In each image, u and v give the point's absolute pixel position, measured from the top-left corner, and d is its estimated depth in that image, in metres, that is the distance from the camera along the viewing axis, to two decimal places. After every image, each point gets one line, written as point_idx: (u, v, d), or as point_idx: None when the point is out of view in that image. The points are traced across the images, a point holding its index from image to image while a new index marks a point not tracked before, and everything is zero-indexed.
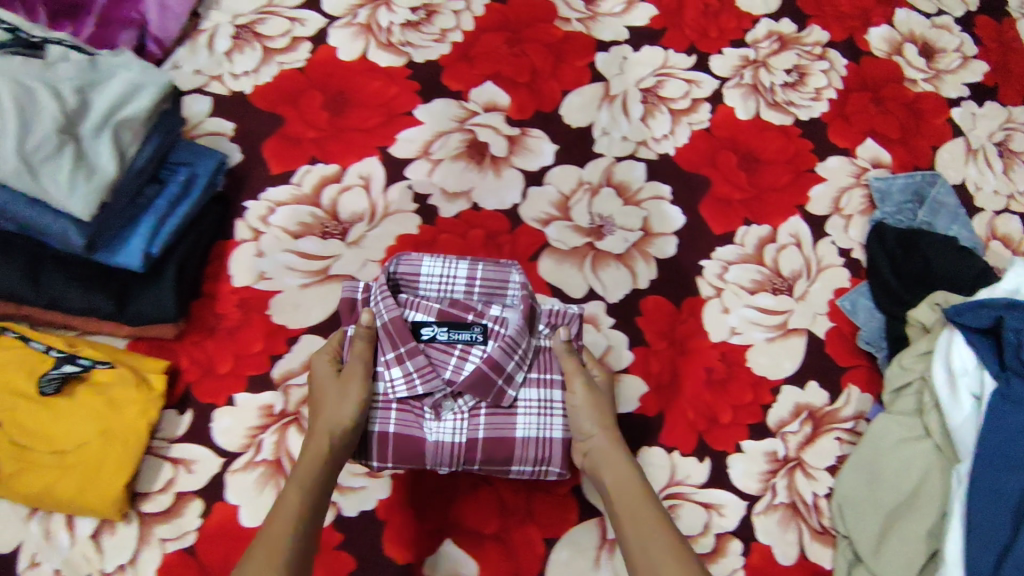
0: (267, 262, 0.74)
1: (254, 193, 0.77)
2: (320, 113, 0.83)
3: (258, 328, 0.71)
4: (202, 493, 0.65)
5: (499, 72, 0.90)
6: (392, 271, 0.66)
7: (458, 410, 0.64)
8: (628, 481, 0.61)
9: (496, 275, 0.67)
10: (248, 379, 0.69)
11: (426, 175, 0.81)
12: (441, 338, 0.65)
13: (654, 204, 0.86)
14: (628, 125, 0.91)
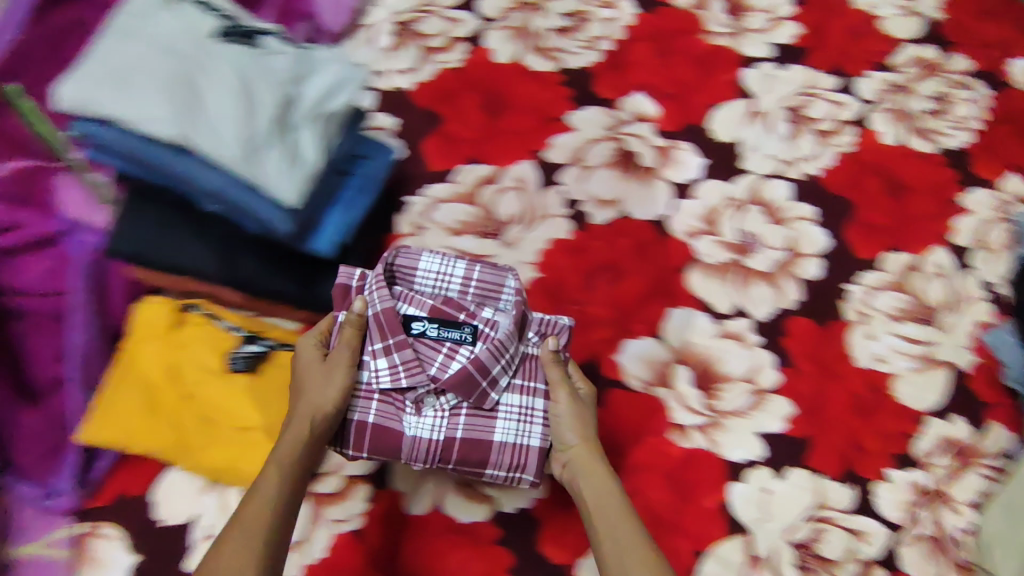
0: None
1: (417, 189, 0.81)
2: (478, 113, 0.86)
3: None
4: (368, 478, 0.70)
5: (649, 83, 0.91)
6: (390, 260, 0.65)
7: (439, 406, 0.62)
8: (601, 497, 0.60)
9: (492, 278, 0.65)
10: None
11: (579, 181, 0.84)
12: (431, 334, 0.64)
13: (800, 225, 0.87)
14: (774, 143, 0.91)
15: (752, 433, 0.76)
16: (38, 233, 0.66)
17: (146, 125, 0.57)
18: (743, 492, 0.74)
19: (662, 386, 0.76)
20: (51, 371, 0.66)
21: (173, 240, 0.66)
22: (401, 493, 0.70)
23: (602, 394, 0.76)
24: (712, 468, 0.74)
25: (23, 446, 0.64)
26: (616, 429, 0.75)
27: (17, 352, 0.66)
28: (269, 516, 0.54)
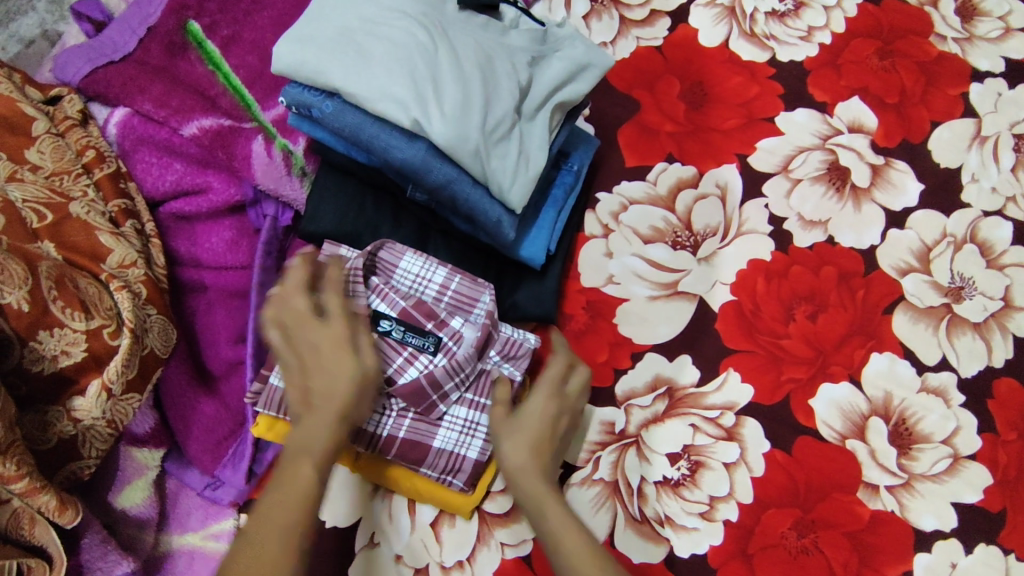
0: (617, 265, 0.72)
1: (608, 185, 0.74)
2: (678, 104, 0.78)
3: (604, 337, 0.70)
4: None
5: (868, 88, 0.82)
6: (372, 252, 0.59)
7: (387, 405, 0.58)
8: (555, 514, 0.51)
9: (470, 292, 0.59)
10: (592, 390, 0.68)
11: (784, 196, 0.76)
12: (395, 336, 0.58)
13: (1019, 272, 0.78)
14: (998, 175, 0.81)
15: (946, 502, 0.69)
16: (225, 200, 0.59)
17: (381, 105, 0.51)
18: (930, 564, 0.67)
19: (857, 439, 0.69)
20: (229, 354, 0.59)
21: (367, 225, 0.60)
22: None
23: (791, 442, 0.68)
24: (900, 534, 0.67)
25: (196, 432, 0.58)
26: (798, 479, 0.67)
27: (193, 327, 0.60)
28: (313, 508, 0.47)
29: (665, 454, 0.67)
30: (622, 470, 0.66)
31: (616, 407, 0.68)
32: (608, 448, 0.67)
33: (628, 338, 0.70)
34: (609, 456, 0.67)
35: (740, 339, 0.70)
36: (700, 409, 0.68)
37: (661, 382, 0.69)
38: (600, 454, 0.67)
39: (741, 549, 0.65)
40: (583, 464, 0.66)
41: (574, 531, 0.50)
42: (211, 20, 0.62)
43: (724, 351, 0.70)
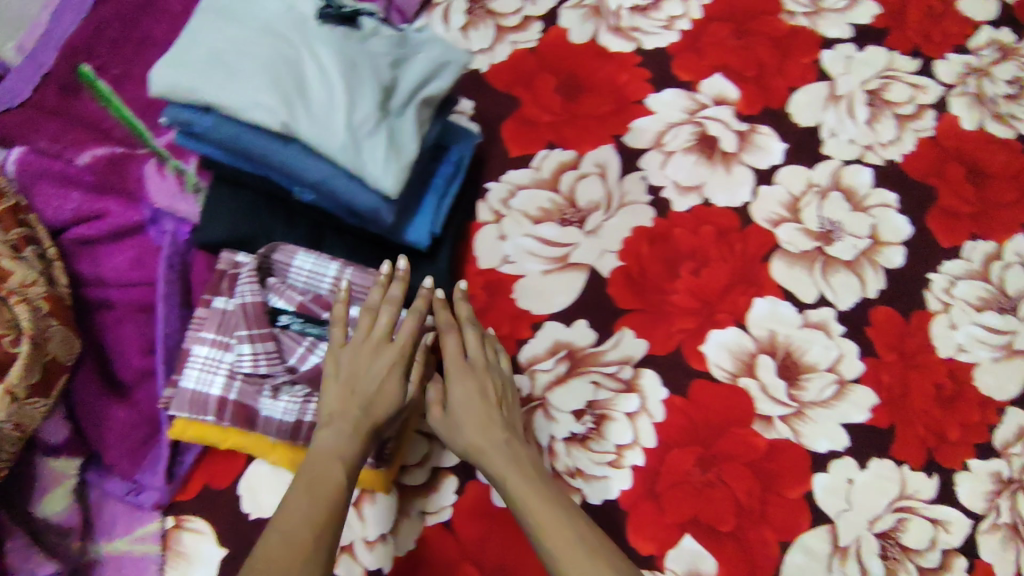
0: (510, 246, 0.78)
1: (495, 175, 0.81)
2: (554, 97, 0.85)
3: (505, 311, 0.75)
4: (456, 470, 0.67)
5: (729, 64, 0.90)
6: (265, 255, 0.62)
7: (294, 393, 0.60)
8: (526, 487, 0.55)
9: (363, 281, 0.64)
10: None
11: (659, 167, 0.83)
12: (296, 328, 0.62)
13: (881, 211, 0.86)
14: (854, 128, 0.90)
15: (836, 425, 0.75)
16: (123, 222, 0.65)
17: (252, 114, 0.56)
18: (828, 483, 0.73)
19: (748, 377, 0.75)
20: (140, 363, 0.64)
21: (262, 229, 0.65)
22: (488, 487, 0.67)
23: (687, 385, 0.74)
24: (797, 458, 0.73)
25: (112, 440, 0.62)
26: (698, 419, 0.73)
27: (102, 340, 0.64)
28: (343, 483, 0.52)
29: (570, 412, 0.72)
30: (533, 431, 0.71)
31: (521, 373, 0.73)
32: None
33: (527, 311, 0.75)
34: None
35: (630, 300, 0.76)
36: (600, 366, 0.73)
37: (561, 346, 0.74)
38: None
39: (649, 489, 0.70)
40: None
41: (541, 495, 0.54)
42: (102, 62, 0.71)
43: (618, 312, 0.76)
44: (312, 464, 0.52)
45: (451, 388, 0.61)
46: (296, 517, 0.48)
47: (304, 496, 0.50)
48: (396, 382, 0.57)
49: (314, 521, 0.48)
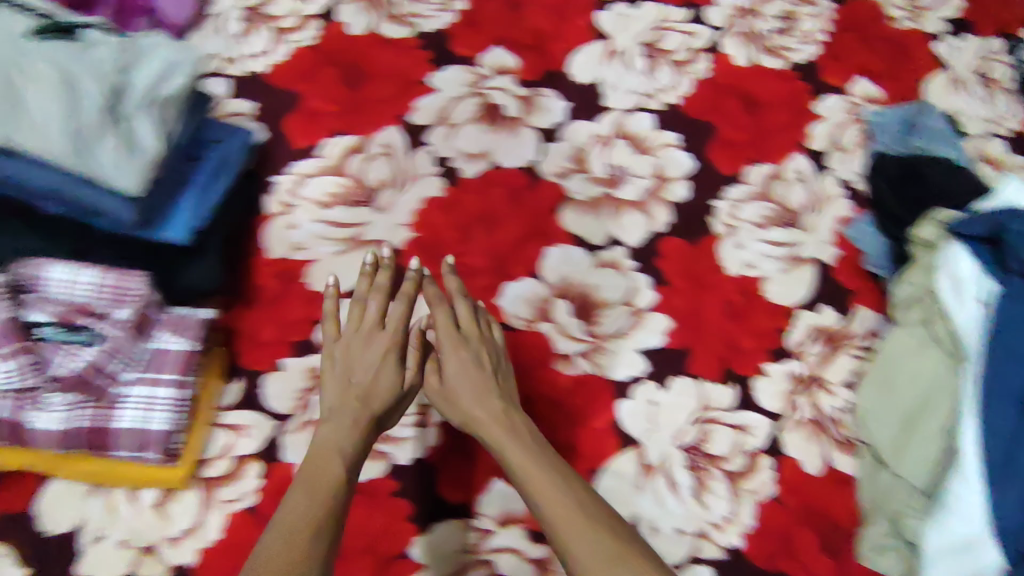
0: (300, 234, 0.79)
1: (281, 167, 0.83)
2: (338, 87, 0.88)
3: (301, 297, 0.76)
4: (258, 455, 0.70)
5: (507, 37, 0.95)
6: (15, 273, 0.64)
7: (64, 401, 0.64)
8: (529, 458, 0.61)
9: (120, 284, 0.65)
10: (293, 345, 0.74)
11: (446, 139, 0.86)
12: (57, 339, 0.66)
13: (664, 151, 0.91)
14: (635, 79, 0.95)
15: (632, 351, 0.80)
16: None
17: None
18: (632, 408, 0.77)
19: (545, 321, 0.80)
20: None
21: (12, 250, 0.63)
22: (294, 464, 0.70)
23: None
24: (600, 388, 0.77)
25: None
26: None
27: None
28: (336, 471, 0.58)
29: None
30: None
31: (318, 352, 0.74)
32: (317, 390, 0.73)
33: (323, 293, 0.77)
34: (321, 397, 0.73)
35: (425, 266, 0.80)
36: None
37: None
38: (311, 397, 0.73)
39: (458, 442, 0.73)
40: (293, 412, 0.72)
41: (544, 467, 0.60)
42: None
43: (414, 279, 0.79)
44: (314, 460, 0.59)
45: (445, 364, 0.69)
46: (302, 500, 0.56)
47: (302, 494, 0.56)
48: (387, 370, 0.67)
49: (315, 512, 0.55)
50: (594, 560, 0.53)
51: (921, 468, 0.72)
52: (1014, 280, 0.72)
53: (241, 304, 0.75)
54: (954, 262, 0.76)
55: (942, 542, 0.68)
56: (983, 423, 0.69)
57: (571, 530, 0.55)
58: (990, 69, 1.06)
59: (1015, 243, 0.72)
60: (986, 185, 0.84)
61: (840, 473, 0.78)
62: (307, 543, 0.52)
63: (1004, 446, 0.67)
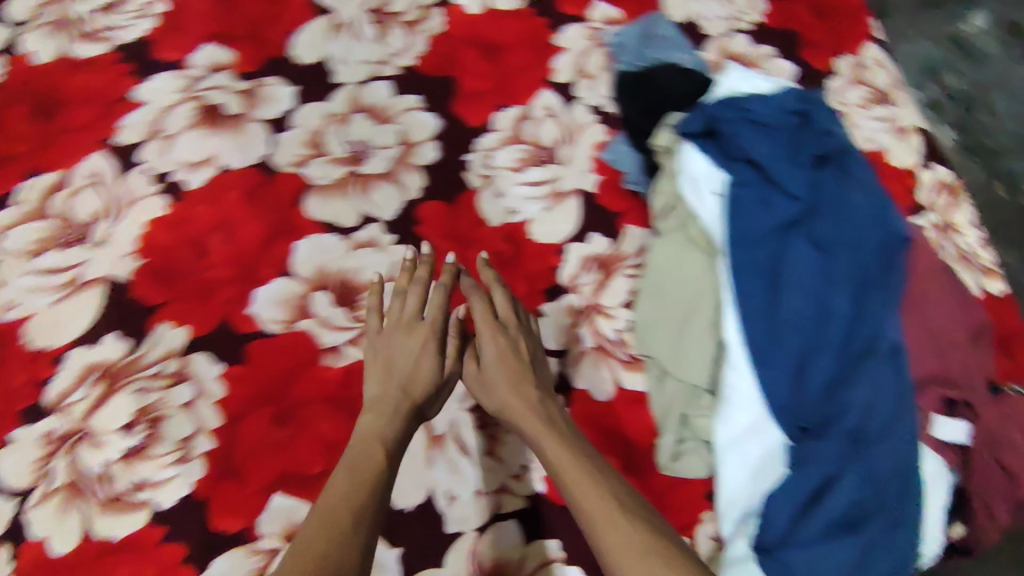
0: (10, 291, 0.75)
1: None
2: (28, 124, 0.82)
3: (21, 359, 0.72)
4: (6, 538, 0.66)
5: (216, 30, 0.89)
6: None
7: None
8: (561, 443, 0.63)
9: None
10: (24, 413, 0.70)
11: (161, 154, 0.81)
12: None
13: (407, 116, 0.88)
14: (364, 49, 0.91)
15: None
16: None
17: None
18: None
19: (306, 318, 0.76)
20: None
21: None
22: (45, 539, 0.66)
23: (243, 351, 0.73)
24: None
25: None
26: (263, 378, 0.73)
27: None
28: (378, 463, 0.59)
29: (118, 429, 0.70)
30: (82, 466, 0.68)
31: (54, 415, 0.70)
32: (58, 455, 0.69)
33: (43, 349, 0.73)
34: (62, 462, 0.69)
35: (159, 294, 0.74)
36: (141, 372, 0.71)
37: (95, 367, 0.72)
38: (53, 464, 0.69)
39: (226, 468, 0.69)
40: (35, 485, 0.68)
41: (575, 450, 0.62)
42: None
43: (150, 310, 0.74)
44: (356, 449, 0.61)
45: (485, 348, 0.72)
46: (341, 498, 0.55)
47: (345, 475, 0.58)
48: (422, 362, 0.70)
49: (355, 503, 0.55)
50: (607, 518, 0.56)
51: (699, 367, 0.73)
52: (740, 168, 0.75)
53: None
54: (690, 164, 0.78)
55: (730, 434, 0.71)
56: (743, 309, 0.72)
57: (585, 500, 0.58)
58: None
59: (728, 133, 0.76)
60: (710, 80, 0.87)
61: (633, 394, 0.78)
62: (354, 527, 0.53)
63: (764, 324, 0.71)
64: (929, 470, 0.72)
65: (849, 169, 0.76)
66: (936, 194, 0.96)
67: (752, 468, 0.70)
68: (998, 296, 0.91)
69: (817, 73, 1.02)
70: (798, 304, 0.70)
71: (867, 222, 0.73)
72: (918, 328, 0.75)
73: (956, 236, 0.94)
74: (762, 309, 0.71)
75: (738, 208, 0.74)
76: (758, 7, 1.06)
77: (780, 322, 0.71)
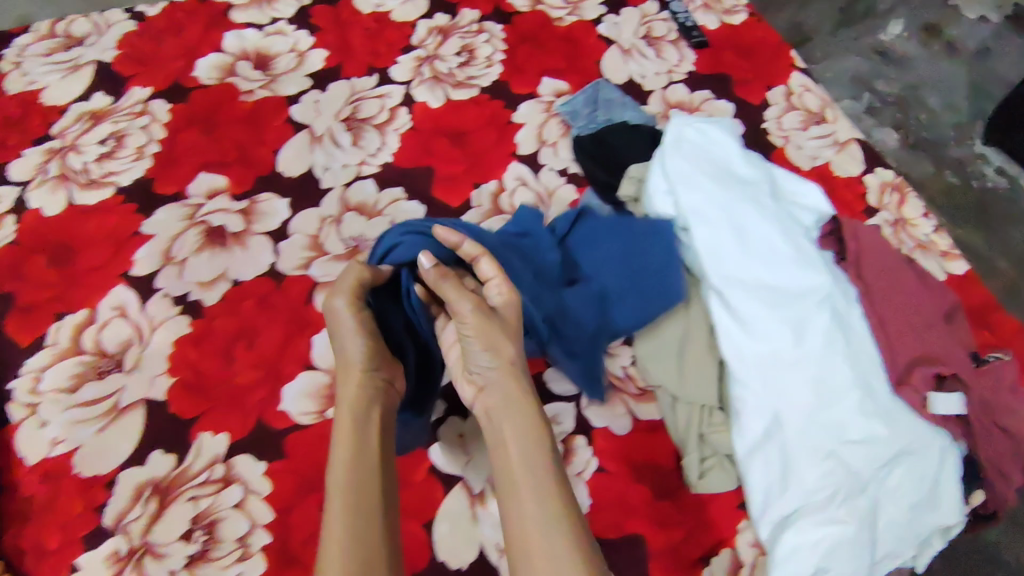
0: (55, 428, 0.79)
1: (15, 371, 0.82)
2: (49, 271, 0.88)
3: (71, 490, 0.76)
4: None
5: (207, 160, 0.97)
6: None
7: None
8: (523, 449, 0.61)
9: None
10: (83, 540, 0.74)
11: (177, 278, 0.88)
12: None
13: (394, 207, 0.96)
14: (344, 154, 1.00)
15: None
16: None
17: None
18: (445, 447, 0.81)
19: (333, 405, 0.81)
20: None
21: None
22: None
23: (282, 446, 0.79)
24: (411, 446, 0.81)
25: None
26: (305, 467, 0.78)
27: None
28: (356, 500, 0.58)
29: (178, 538, 0.73)
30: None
31: (114, 536, 0.74)
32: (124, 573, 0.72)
33: (94, 476, 0.77)
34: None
35: (195, 405, 0.80)
36: (190, 481, 0.76)
37: (145, 485, 0.76)
38: None
39: (285, 558, 0.73)
40: None
41: (533, 461, 0.61)
42: None
43: (190, 422, 0.79)
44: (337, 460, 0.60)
45: (462, 314, 0.66)
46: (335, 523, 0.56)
47: (344, 500, 0.57)
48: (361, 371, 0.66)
49: (347, 520, 0.56)
50: (534, 551, 0.55)
51: (707, 383, 0.81)
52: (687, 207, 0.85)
53: (13, 522, 0.75)
54: (658, 206, 0.87)
55: (748, 444, 0.77)
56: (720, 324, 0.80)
57: (527, 534, 0.56)
58: (649, 30, 1.18)
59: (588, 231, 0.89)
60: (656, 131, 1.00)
61: (649, 423, 0.84)
62: (364, 508, 0.57)
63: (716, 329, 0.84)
64: (940, 447, 0.75)
65: (673, 274, 0.83)
66: (883, 195, 1.04)
67: (779, 473, 0.75)
68: (961, 275, 0.98)
69: (752, 108, 1.11)
70: (779, 325, 0.78)
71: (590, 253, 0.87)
72: (895, 316, 0.81)
73: (911, 229, 1.01)
74: (742, 333, 0.79)
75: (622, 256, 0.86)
76: (687, 59, 1.15)
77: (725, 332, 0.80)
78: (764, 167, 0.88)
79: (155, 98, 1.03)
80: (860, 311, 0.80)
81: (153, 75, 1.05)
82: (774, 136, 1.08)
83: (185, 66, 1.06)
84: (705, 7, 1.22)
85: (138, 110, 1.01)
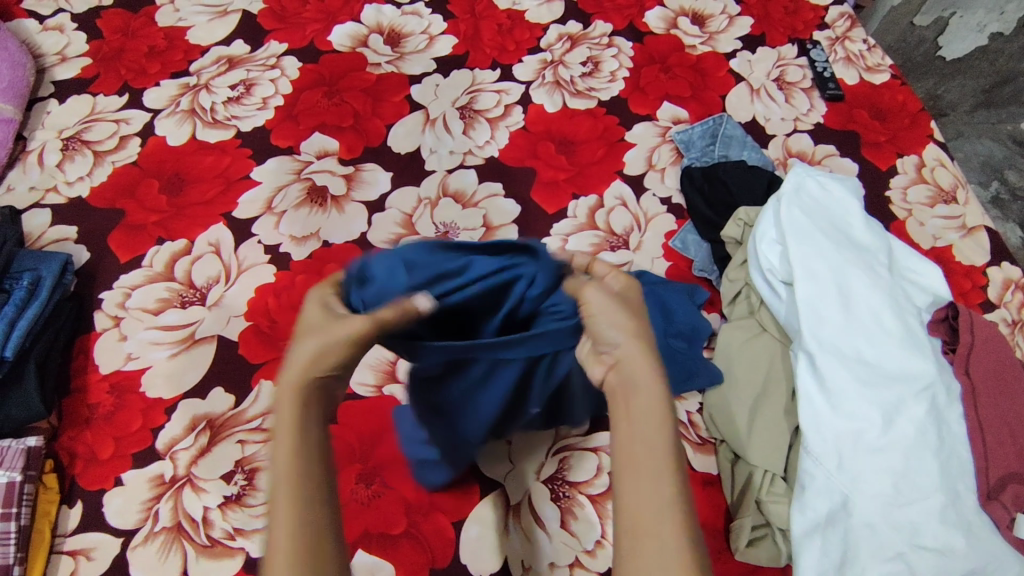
0: (132, 344, 0.83)
1: (108, 284, 0.86)
2: (159, 197, 0.93)
3: (134, 407, 0.79)
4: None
5: (324, 122, 1.00)
6: None
7: None
8: (643, 436, 0.50)
9: None
10: (133, 457, 0.76)
11: (273, 228, 0.90)
12: None
13: (490, 201, 0.96)
14: (452, 140, 1.00)
15: None
16: None
17: None
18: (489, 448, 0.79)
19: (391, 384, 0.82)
20: None
21: None
22: None
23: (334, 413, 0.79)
24: None
25: None
26: (351, 437, 0.78)
27: None
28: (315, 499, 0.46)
29: (218, 478, 0.74)
30: (181, 510, 0.73)
31: (161, 460, 0.76)
32: (163, 498, 0.73)
33: (157, 399, 0.79)
34: (166, 505, 0.73)
35: (263, 352, 0.82)
36: (242, 425, 0.77)
37: (200, 419, 0.78)
38: (157, 507, 0.73)
39: None
40: (140, 524, 0.72)
41: (651, 454, 0.49)
42: None
43: (254, 367, 0.81)
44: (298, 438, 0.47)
45: (585, 295, 0.55)
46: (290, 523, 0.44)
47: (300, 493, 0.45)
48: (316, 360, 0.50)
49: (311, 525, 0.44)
50: (639, 542, 0.46)
51: (774, 446, 0.77)
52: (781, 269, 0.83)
53: (73, 425, 0.78)
54: (765, 255, 0.84)
55: (807, 524, 0.71)
56: (805, 390, 0.75)
57: (638, 529, 0.46)
58: (783, 74, 1.13)
59: (656, 281, 0.88)
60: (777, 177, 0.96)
61: (703, 475, 0.80)
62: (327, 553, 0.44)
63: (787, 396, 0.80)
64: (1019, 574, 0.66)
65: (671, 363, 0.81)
66: (1005, 291, 0.95)
67: (836, 561, 0.70)
68: None
69: (878, 172, 1.05)
70: (869, 406, 0.73)
71: (659, 311, 0.83)
72: (997, 427, 0.72)
73: None
74: (826, 404, 0.74)
75: (684, 320, 0.84)
76: (817, 110, 1.10)
77: (802, 400, 0.75)
78: (885, 238, 0.84)
79: (288, 55, 1.07)
80: (960, 411, 0.73)
81: (292, 33, 1.09)
82: (896, 208, 1.02)
83: (322, 30, 1.10)
84: (847, 60, 1.16)
85: (270, 63, 1.05)
